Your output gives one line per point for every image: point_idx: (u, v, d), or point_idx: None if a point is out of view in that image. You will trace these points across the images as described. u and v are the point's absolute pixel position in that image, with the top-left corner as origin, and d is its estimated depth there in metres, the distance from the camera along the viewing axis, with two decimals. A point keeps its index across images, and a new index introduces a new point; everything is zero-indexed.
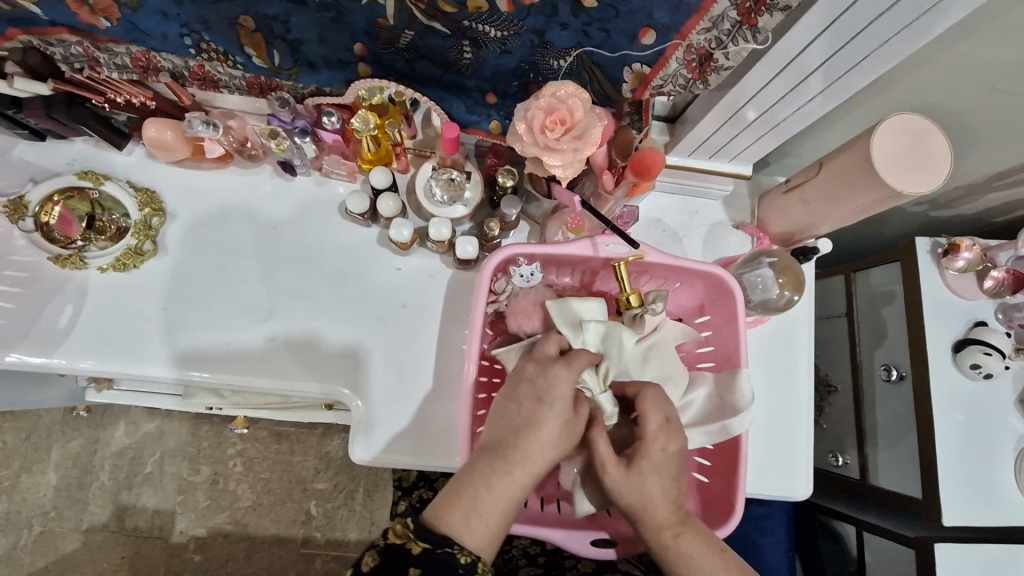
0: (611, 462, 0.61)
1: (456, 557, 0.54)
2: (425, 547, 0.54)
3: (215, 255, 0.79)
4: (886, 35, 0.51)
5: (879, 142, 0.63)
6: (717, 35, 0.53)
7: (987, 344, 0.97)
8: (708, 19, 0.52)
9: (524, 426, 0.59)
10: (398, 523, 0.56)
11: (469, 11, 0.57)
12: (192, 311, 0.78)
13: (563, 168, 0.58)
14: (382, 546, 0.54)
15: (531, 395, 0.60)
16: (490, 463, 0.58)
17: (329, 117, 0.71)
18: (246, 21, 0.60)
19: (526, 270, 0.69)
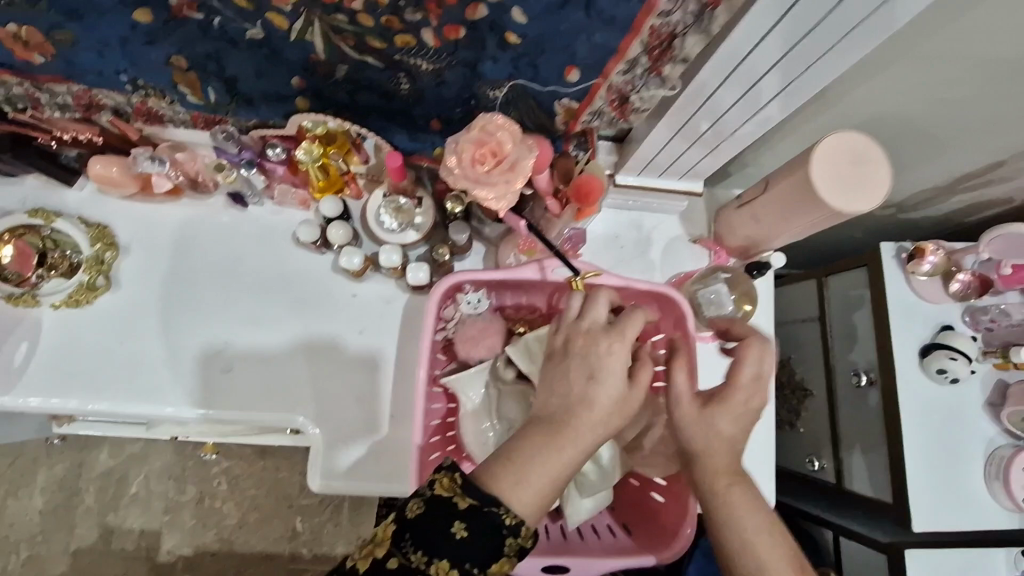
0: (685, 398, 0.61)
1: (501, 518, 0.49)
2: (471, 504, 0.49)
3: (202, 272, 0.80)
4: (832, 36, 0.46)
5: (818, 165, 0.63)
6: (632, 78, 0.56)
7: (952, 349, 0.97)
8: (625, 60, 0.53)
9: (574, 403, 0.54)
10: (445, 473, 0.50)
11: (398, 45, 0.56)
12: (189, 323, 0.79)
13: (498, 201, 0.57)
14: (427, 494, 0.50)
15: (585, 371, 0.54)
16: (545, 435, 0.52)
17: (272, 149, 0.72)
18: (178, 61, 0.60)
19: (473, 297, 0.69)
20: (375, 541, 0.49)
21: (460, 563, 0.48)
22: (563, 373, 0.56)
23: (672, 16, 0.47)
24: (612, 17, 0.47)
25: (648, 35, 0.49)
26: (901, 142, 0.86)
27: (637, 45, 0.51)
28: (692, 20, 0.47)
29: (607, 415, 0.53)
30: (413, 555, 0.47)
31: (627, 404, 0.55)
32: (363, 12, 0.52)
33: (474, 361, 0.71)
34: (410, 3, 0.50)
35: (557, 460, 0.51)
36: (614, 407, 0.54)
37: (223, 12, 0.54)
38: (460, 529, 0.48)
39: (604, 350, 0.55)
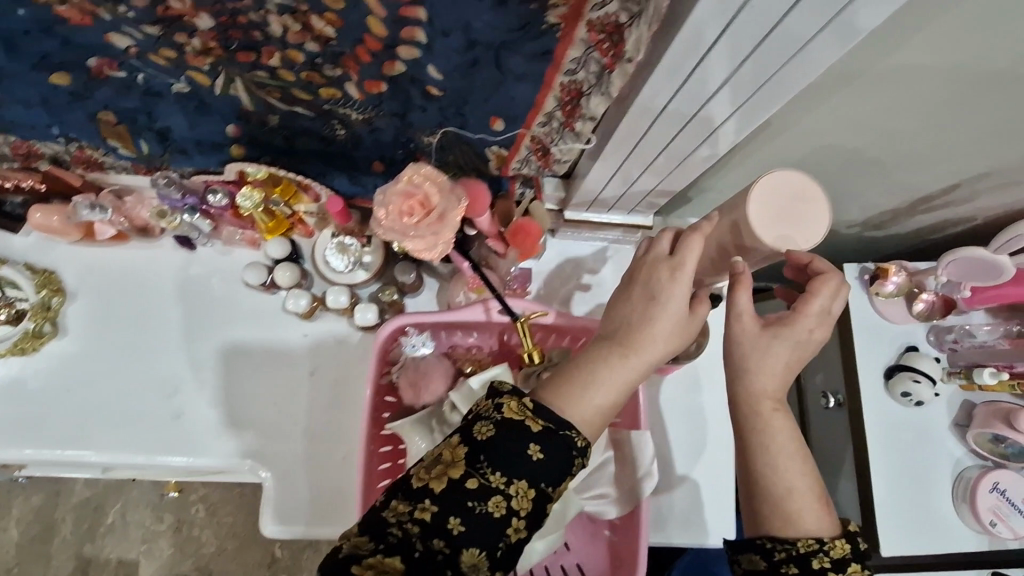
0: (748, 316, 0.60)
1: (574, 439, 0.48)
2: (544, 426, 0.47)
3: (202, 300, 0.80)
4: (781, 55, 0.41)
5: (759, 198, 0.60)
6: (551, 130, 0.57)
7: (916, 371, 0.97)
8: (543, 112, 0.53)
9: (634, 323, 0.52)
10: (511, 397, 0.49)
11: (324, 97, 0.56)
12: (205, 342, 0.79)
13: (428, 250, 0.58)
14: (497, 419, 0.47)
15: (642, 296, 0.52)
16: (606, 356, 0.51)
17: (214, 194, 0.71)
18: (106, 116, 0.59)
19: (416, 340, 0.70)
20: (445, 462, 0.47)
21: (537, 483, 0.47)
22: (621, 296, 0.55)
23: (578, 74, 0.47)
24: (524, 76, 0.47)
25: (561, 90, 0.50)
26: (857, 166, 0.85)
27: (551, 99, 0.51)
28: (595, 79, 0.48)
29: (670, 335, 0.52)
30: (491, 477, 0.46)
31: (689, 327, 0.53)
32: (282, 68, 0.51)
33: (419, 406, 0.70)
34: (328, 60, 0.50)
35: (623, 375, 0.50)
36: (680, 327, 0.52)
37: (144, 70, 0.53)
38: (536, 450, 0.46)
39: (670, 275, 0.52)
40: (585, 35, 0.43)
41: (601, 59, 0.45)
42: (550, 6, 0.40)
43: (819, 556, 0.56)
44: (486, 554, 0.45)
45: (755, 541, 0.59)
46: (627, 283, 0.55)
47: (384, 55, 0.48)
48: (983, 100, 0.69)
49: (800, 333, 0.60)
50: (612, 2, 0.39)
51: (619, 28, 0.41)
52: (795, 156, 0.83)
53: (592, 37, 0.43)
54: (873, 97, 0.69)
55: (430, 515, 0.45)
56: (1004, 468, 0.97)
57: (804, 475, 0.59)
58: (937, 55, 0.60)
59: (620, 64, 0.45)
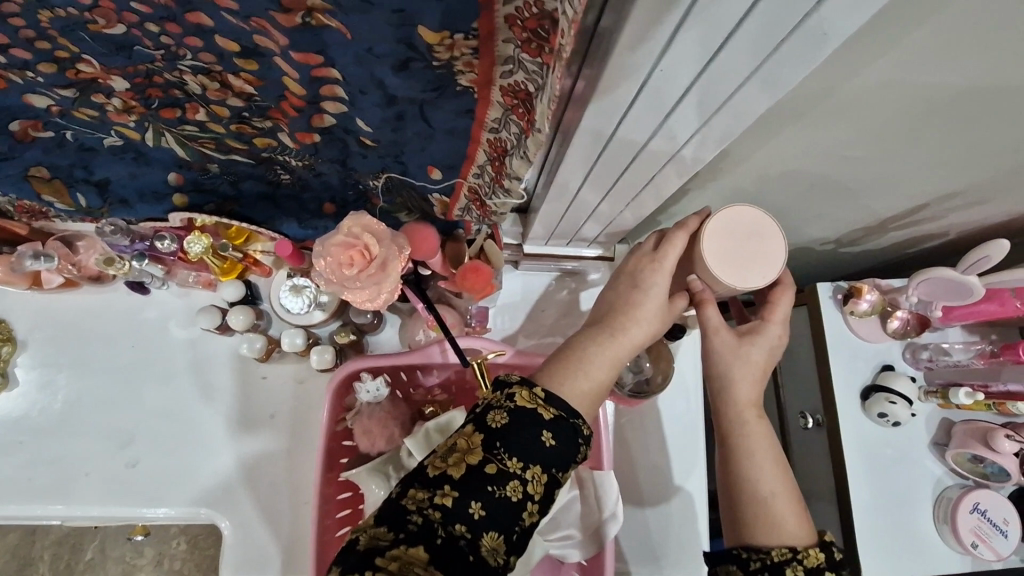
0: (724, 328, 0.59)
1: (582, 428, 0.47)
2: (556, 414, 0.46)
3: (168, 346, 0.79)
4: (745, 69, 0.41)
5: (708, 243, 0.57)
6: (484, 182, 0.51)
7: (892, 392, 0.95)
8: (477, 164, 0.50)
9: (622, 308, 0.57)
10: (521, 386, 0.47)
11: (260, 146, 0.55)
12: (190, 382, 0.78)
13: (371, 300, 0.56)
14: (510, 405, 0.45)
15: (629, 282, 0.58)
16: (601, 338, 0.54)
17: (161, 241, 0.69)
18: (38, 171, 0.58)
19: (371, 386, 0.67)
20: (462, 448, 0.44)
21: (550, 468, 0.45)
22: (611, 290, 0.60)
23: (502, 133, 0.44)
24: (451, 127, 0.46)
25: (489, 145, 0.47)
26: (826, 186, 0.84)
27: (482, 153, 0.48)
28: (516, 140, 0.43)
29: (654, 319, 0.57)
30: (508, 462, 0.43)
31: (667, 315, 0.58)
32: (210, 122, 0.50)
33: (375, 453, 0.68)
34: (255, 113, 0.49)
35: (610, 354, 0.54)
36: (661, 313, 0.58)
37: (71, 126, 0.52)
38: (549, 437, 0.45)
39: (651, 266, 0.58)
40: (500, 98, 0.41)
41: (518, 121, 0.41)
42: (458, 72, 0.39)
43: (794, 565, 0.52)
44: (504, 537, 0.42)
45: (730, 551, 0.56)
46: (617, 279, 0.61)
47: (310, 109, 0.47)
48: (938, 129, 0.67)
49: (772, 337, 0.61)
50: (519, 70, 0.38)
51: (530, 96, 0.38)
52: (759, 181, 0.82)
53: (507, 100, 0.41)
54: (830, 125, 0.67)
55: (450, 501, 0.41)
56: (985, 487, 0.95)
57: (777, 474, 0.57)
58: (885, 90, 0.59)
59: (535, 133, 0.40)
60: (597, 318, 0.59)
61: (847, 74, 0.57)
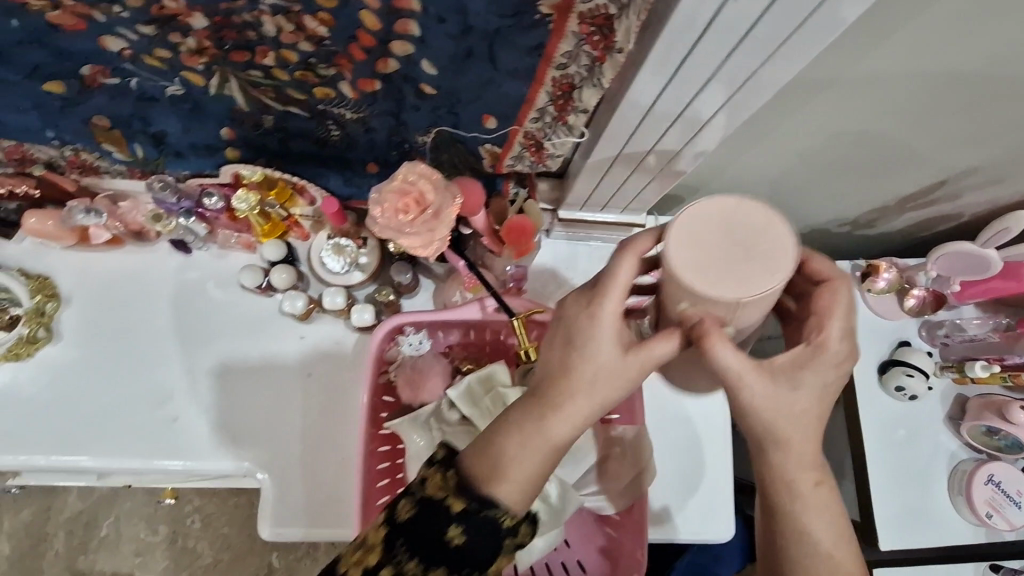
0: (746, 371, 0.45)
1: (500, 519, 0.47)
2: (465, 506, 0.47)
3: (203, 304, 0.80)
4: (762, 53, 0.42)
5: (686, 257, 0.43)
6: (544, 125, 0.56)
7: (908, 366, 0.98)
8: (535, 109, 0.54)
9: (555, 375, 0.48)
10: (436, 470, 0.49)
11: (318, 97, 0.57)
12: (223, 341, 0.80)
13: (424, 248, 0.58)
14: (418, 498, 0.48)
15: (564, 336, 0.48)
16: (524, 424, 0.48)
17: (209, 198, 0.71)
18: (100, 121, 0.60)
19: (414, 339, 0.71)
20: (364, 547, 0.47)
21: (459, 567, 0.47)
22: (549, 345, 0.50)
23: (569, 68, 0.48)
24: (515, 68, 0.48)
25: (552, 85, 0.50)
26: (855, 162, 0.86)
27: (543, 93, 0.51)
28: (586, 72, 0.48)
29: (598, 380, 0.47)
30: (410, 562, 0.46)
31: (622, 372, 0.47)
32: (275, 68, 0.52)
33: (418, 404, 0.71)
34: (321, 60, 0.51)
35: (541, 443, 0.47)
36: (611, 373, 0.47)
37: (138, 73, 0.54)
38: (456, 532, 0.47)
39: (589, 317, 0.47)
40: (576, 27, 0.44)
41: (592, 51, 0.46)
42: None
43: None
44: None
45: None
46: (557, 325, 0.50)
47: (377, 52, 0.49)
48: (960, 96, 0.70)
49: (828, 372, 0.47)
50: None
51: (609, 19, 0.42)
52: (783, 156, 0.85)
53: (583, 29, 0.44)
54: (853, 96, 0.69)
55: None
56: (998, 461, 0.97)
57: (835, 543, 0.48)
58: (911, 56, 0.62)
59: (612, 55, 0.46)
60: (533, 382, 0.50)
61: (862, 52, 0.61)
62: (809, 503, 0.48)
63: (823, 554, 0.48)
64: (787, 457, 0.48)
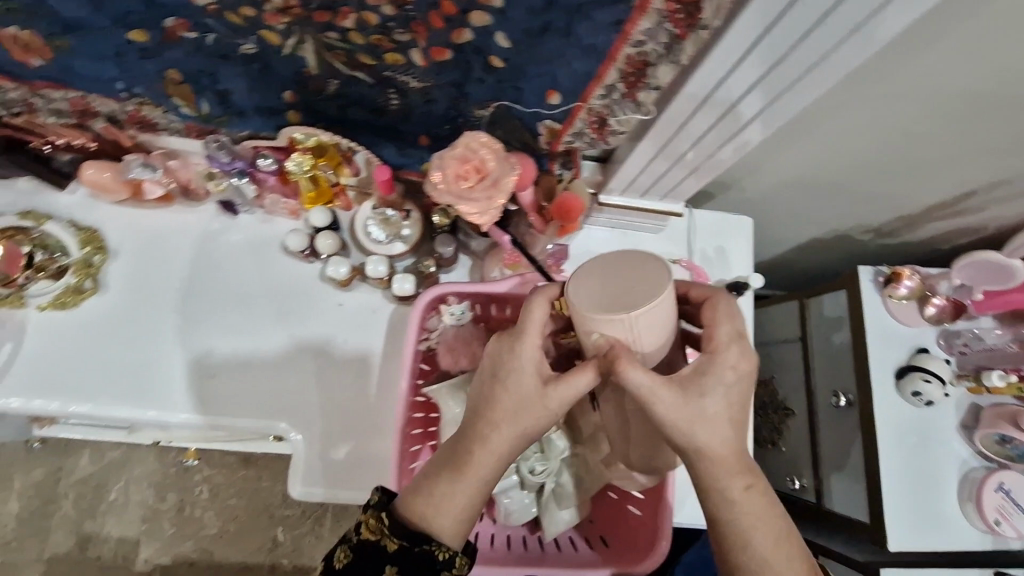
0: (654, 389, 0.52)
1: (433, 553, 0.53)
2: (397, 545, 0.54)
3: (234, 267, 0.82)
4: (828, 42, 0.45)
5: (582, 295, 0.52)
6: (610, 102, 0.58)
7: (927, 371, 0.99)
8: (603, 85, 0.56)
9: (484, 411, 0.55)
10: (370, 515, 0.56)
11: (387, 63, 0.58)
12: (255, 304, 0.81)
13: (480, 215, 0.60)
14: (356, 542, 0.55)
15: (489, 372, 0.56)
16: (462, 453, 0.55)
17: (264, 159, 0.73)
18: (173, 75, 0.63)
19: (456, 309, 0.72)
20: None
21: None
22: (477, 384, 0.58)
23: (646, 45, 0.50)
24: (590, 44, 0.51)
25: (624, 63, 0.52)
26: (891, 168, 0.88)
27: (615, 70, 0.53)
28: (664, 50, 0.50)
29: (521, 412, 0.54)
30: None
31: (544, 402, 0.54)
32: (353, 31, 0.54)
33: (456, 370, 0.74)
34: (399, 25, 0.53)
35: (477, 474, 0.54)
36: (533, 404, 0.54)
37: (218, 29, 0.56)
38: (392, 570, 0.53)
39: (509, 357, 0.55)
40: (661, 5, 0.45)
41: (673, 29, 0.47)
42: None
43: None
44: None
45: None
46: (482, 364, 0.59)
47: (456, 20, 0.51)
48: (996, 116, 0.71)
49: (726, 375, 0.54)
50: None
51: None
52: (819, 154, 0.87)
53: (668, 6, 0.45)
54: (894, 100, 0.71)
55: None
56: (1008, 470, 0.99)
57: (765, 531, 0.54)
58: (956, 67, 0.64)
59: (695, 32, 0.47)
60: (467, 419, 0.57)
61: (900, 56, 0.64)
62: (742, 508, 0.54)
63: (759, 550, 0.54)
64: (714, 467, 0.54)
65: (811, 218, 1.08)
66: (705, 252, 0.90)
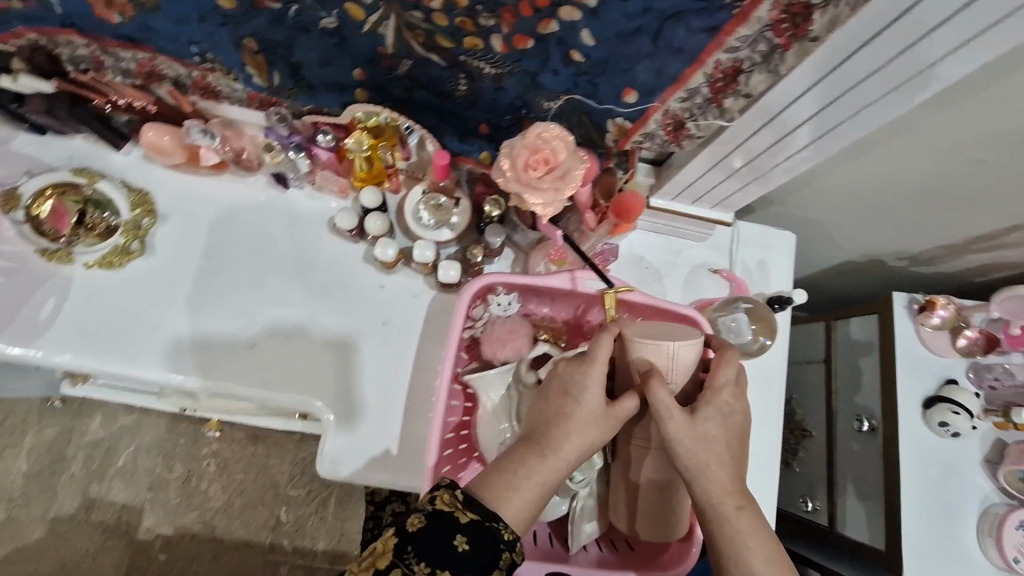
0: (675, 409, 0.58)
1: (499, 532, 0.51)
2: (471, 518, 0.51)
3: (268, 239, 0.82)
4: (930, 57, 0.43)
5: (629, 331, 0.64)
6: (691, 106, 0.58)
7: (956, 404, 0.99)
8: (685, 88, 0.56)
9: (551, 420, 0.59)
10: (444, 490, 0.53)
11: (466, 47, 0.59)
12: (288, 278, 0.81)
13: (544, 207, 0.59)
14: (429, 510, 0.51)
15: (560, 389, 0.61)
16: (529, 450, 0.57)
17: (323, 135, 0.74)
18: (250, 43, 0.64)
19: (504, 300, 0.72)
20: (375, 553, 0.50)
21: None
22: (542, 400, 0.61)
23: (741, 52, 0.50)
24: (679, 47, 0.51)
25: (713, 68, 0.52)
26: (939, 199, 0.86)
27: (701, 74, 0.53)
28: (760, 58, 0.50)
29: (586, 427, 0.58)
30: (415, 567, 0.48)
31: (605, 418, 0.59)
32: (440, 12, 0.55)
33: (498, 361, 0.73)
34: (487, 9, 0.53)
35: (542, 479, 0.56)
36: (598, 418, 0.59)
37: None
38: (462, 542, 0.50)
39: (579, 370, 0.60)
40: (766, 13, 0.45)
41: (775, 38, 0.47)
42: None
43: None
44: None
45: None
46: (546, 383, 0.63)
47: (546, 11, 0.52)
48: None
49: (722, 406, 0.61)
50: None
51: (806, 10, 0.44)
52: (869, 177, 0.87)
53: (772, 16, 0.45)
54: (963, 125, 0.69)
55: None
56: None
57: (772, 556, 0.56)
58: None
59: (800, 44, 0.46)
60: (532, 429, 0.61)
61: (979, 82, 0.63)
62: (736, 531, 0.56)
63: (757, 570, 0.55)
64: (714, 487, 0.58)
65: (849, 241, 1.08)
66: (746, 265, 0.90)
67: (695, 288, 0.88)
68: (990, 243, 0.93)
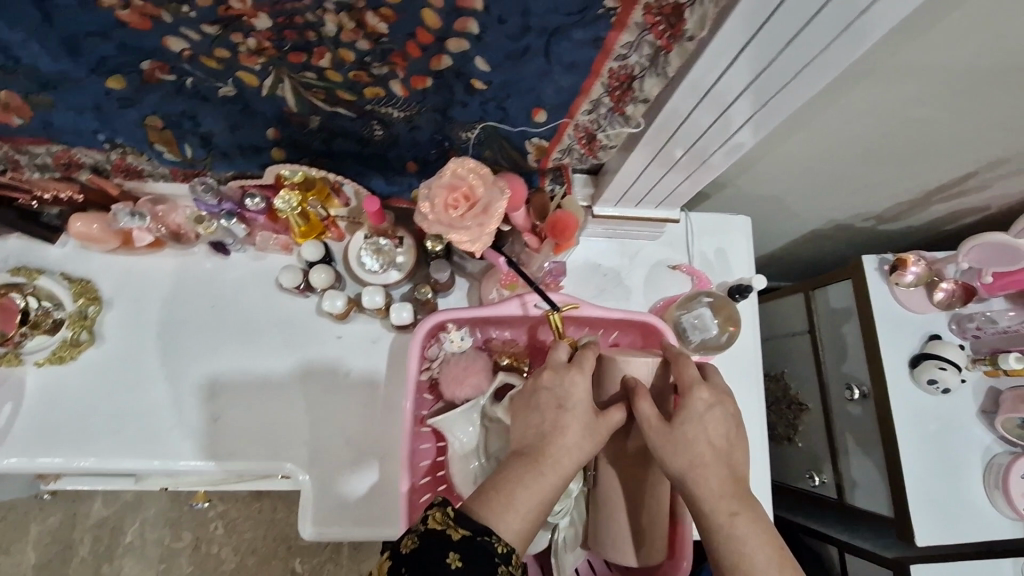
0: (655, 420, 0.59)
1: (493, 545, 0.49)
2: (464, 534, 0.49)
3: (219, 307, 0.81)
4: (821, 40, 0.42)
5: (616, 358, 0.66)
6: (597, 116, 0.58)
7: (942, 359, 0.97)
8: (590, 99, 0.56)
9: (550, 435, 0.57)
10: (437, 509, 0.52)
11: (368, 96, 0.58)
12: (245, 342, 0.80)
13: (472, 243, 0.58)
14: (422, 530, 0.50)
15: (553, 402, 0.59)
16: (525, 466, 0.56)
17: (251, 199, 0.72)
18: (154, 121, 0.63)
19: (456, 336, 0.71)
20: None
21: None
22: (534, 413, 0.59)
23: (629, 58, 0.50)
24: (573, 61, 0.50)
25: (609, 76, 0.52)
26: (887, 157, 0.85)
27: (598, 85, 0.53)
28: (648, 61, 0.50)
29: (576, 445, 0.57)
30: None
31: (598, 428, 0.59)
32: (330, 66, 0.54)
33: (459, 400, 0.72)
34: (376, 58, 0.52)
35: (545, 486, 0.55)
36: (592, 429, 0.59)
37: (195, 73, 0.55)
38: (455, 559, 0.47)
39: (567, 379, 0.60)
40: (641, 18, 0.45)
41: (656, 40, 0.47)
42: None
43: None
44: None
45: None
46: (532, 394, 0.61)
47: (433, 49, 0.51)
48: (997, 97, 0.69)
49: (697, 405, 0.59)
50: None
51: (677, 10, 0.43)
52: (813, 147, 0.86)
53: (648, 19, 0.45)
54: (890, 87, 0.69)
55: None
56: None
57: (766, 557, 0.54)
58: (948, 47, 0.61)
59: (679, 43, 0.46)
60: (522, 444, 0.59)
61: (892, 48, 0.63)
62: (728, 536, 0.55)
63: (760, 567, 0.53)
64: (702, 492, 0.56)
65: (812, 211, 1.07)
66: (705, 255, 0.88)
67: (656, 287, 0.86)
68: (949, 192, 0.92)
